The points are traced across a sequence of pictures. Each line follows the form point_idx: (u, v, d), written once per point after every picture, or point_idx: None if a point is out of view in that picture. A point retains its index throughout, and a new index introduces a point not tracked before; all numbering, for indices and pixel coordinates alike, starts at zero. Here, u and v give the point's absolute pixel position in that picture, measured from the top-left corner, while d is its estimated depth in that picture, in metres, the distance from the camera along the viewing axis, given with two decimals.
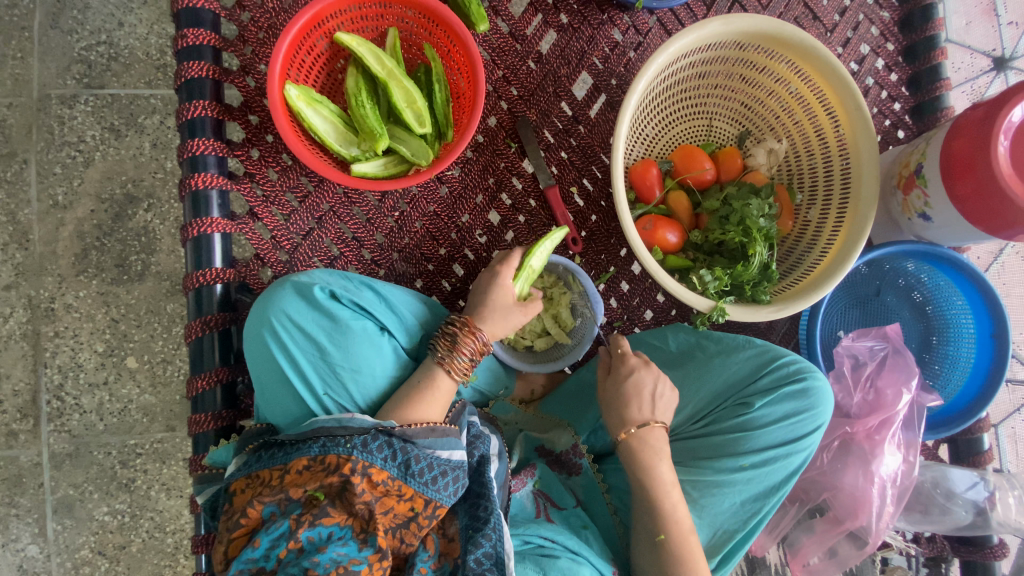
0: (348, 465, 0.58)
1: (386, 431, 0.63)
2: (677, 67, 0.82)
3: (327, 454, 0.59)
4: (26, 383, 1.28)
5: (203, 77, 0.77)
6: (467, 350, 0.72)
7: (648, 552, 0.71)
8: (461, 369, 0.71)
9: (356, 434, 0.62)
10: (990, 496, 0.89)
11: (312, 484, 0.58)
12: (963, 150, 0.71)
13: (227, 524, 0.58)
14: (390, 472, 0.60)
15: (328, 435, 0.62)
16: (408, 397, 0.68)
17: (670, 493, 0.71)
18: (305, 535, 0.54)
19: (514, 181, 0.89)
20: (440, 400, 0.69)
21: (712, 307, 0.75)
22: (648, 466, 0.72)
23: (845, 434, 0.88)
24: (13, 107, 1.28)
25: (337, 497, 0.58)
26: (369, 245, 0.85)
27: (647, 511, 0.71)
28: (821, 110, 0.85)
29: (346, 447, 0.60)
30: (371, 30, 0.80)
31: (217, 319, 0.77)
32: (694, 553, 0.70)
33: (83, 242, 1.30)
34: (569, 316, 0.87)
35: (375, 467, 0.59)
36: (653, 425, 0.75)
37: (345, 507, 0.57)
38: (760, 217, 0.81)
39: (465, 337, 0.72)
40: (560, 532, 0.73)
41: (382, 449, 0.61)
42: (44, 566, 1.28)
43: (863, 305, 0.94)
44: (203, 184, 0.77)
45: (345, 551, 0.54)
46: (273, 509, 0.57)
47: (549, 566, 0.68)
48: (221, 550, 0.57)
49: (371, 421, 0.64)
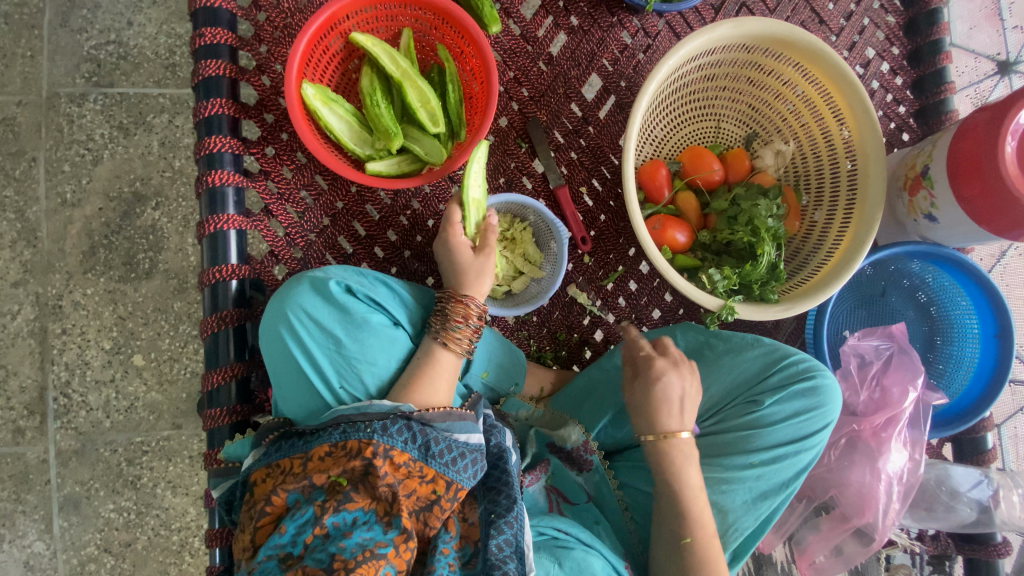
0: (369, 449, 0.59)
1: (404, 415, 0.64)
2: (686, 69, 0.84)
3: (348, 439, 0.61)
4: (33, 379, 1.28)
5: (220, 76, 0.78)
6: (461, 319, 0.72)
7: (669, 551, 0.72)
8: (458, 340, 0.71)
9: (375, 419, 0.63)
10: (993, 495, 0.90)
11: (335, 470, 0.59)
12: (969, 152, 0.73)
13: (251, 515, 0.59)
14: (411, 454, 0.61)
15: (348, 421, 0.63)
16: (416, 379, 0.69)
17: (694, 498, 0.72)
18: (330, 521, 0.55)
19: (524, 180, 0.91)
20: (444, 375, 0.70)
21: (721, 306, 0.77)
22: (676, 473, 0.73)
23: (852, 432, 0.89)
24: (22, 105, 1.28)
25: (360, 483, 0.59)
26: (382, 243, 0.86)
27: (672, 511, 0.72)
28: (828, 113, 0.86)
29: (366, 432, 0.61)
30: (385, 30, 0.81)
31: (232, 315, 0.78)
32: (714, 559, 0.71)
33: (91, 240, 1.30)
34: (535, 249, 0.88)
35: (396, 450, 0.61)
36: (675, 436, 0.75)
37: (368, 491, 0.58)
38: (768, 217, 0.83)
39: (455, 306, 0.72)
40: (573, 525, 0.74)
41: (403, 432, 0.62)
42: (50, 563, 1.28)
43: (869, 305, 0.95)
44: (219, 181, 0.78)
45: (370, 535, 0.55)
46: (298, 496, 0.59)
47: (563, 557, 0.69)
48: (247, 538, 0.58)
49: (389, 406, 0.65)
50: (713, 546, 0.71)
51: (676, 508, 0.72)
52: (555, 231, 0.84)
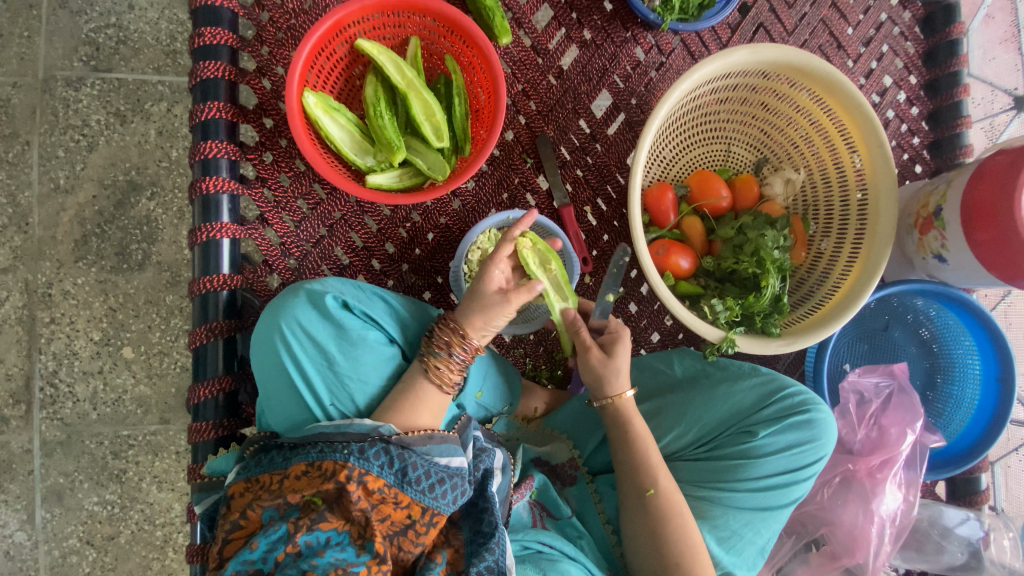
0: (344, 473, 0.58)
1: (384, 437, 0.62)
2: (698, 92, 0.81)
3: (324, 459, 0.59)
4: (20, 368, 1.26)
5: (218, 77, 0.75)
6: (444, 347, 0.69)
7: (637, 512, 0.74)
8: (440, 368, 0.68)
9: (353, 440, 0.61)
10: (984, 536, 0.89)
11: (309, 489, 0.58)
12: (984, 195, 0.71)
13: (223, 526, 0.59)
14: (386, 480, 0.60)
15: (326, 441, 0.61)
16: (399, 402, 0.67)
17: (653, 449, 0.76)
18: (303, 540, 0.55)
19: (527, 197, 0.89)
20: (429, 405, 0.68)
21: (721, 338, 0.75)
22: (631, 427, 0.76)
23: (847, 471, 0.88)
24: (17, 87, 1.25)
25: (335, 502, 0.58)
26: (379, 255, 0.84)
27: (630, 473, 0.75)
28: (840, 142, 0.84)
29: (343, 454, 0.59)
30: (392, 37, 0.79)
31: (222, 326, 0.75)
32: (681, 509, 0.73)
33: (84, 228, 1.27)
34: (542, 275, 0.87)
35: (371, 475, 0.59)
36: (623, 391, 0.77)
37: (343, 512, 0.57)
38: (775, 249, 0.81)
39: (442, 332, 0.69)
40: (557, 538, 0.75)
41: (380, 456, 0.60)
42: (31, 554, 1.27)
43: (871, 339, 0.94)
44: (214, 188, 0.75)
45: (343, 556, 0.55)
46: (272, 513, 0.58)
47: (549, 568, 0.71)
48: (216, 550, 0.58)
49: (370, 425, 0.64)
50: (678, 497, 0.74)
51: (640, 465, 0.74)
52: (568, 263, 0.85)
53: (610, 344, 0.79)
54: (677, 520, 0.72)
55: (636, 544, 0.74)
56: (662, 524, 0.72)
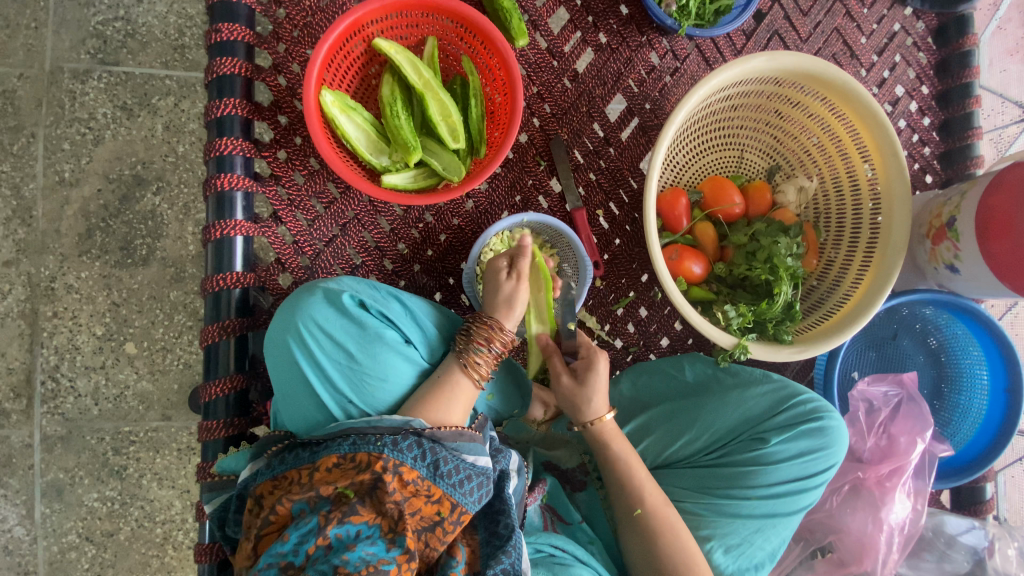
0: (379, 463, 0.58)
1: (416, 431, 0.63)
2: (714, 98, 0.81)
3: (358, 451, 0.59)
4: (21, 361, 1.25)
5: (234, 74, 0.75)
6: (483, 342, 0.70)
7: (629, 528, 0.75)
8: (478, 363, 0.70)
9: (386, 433, 0.62)
10: (989, 545, 0.89)
11: (343, 481, 0.57)
12: (1000, 207, 0.71)
13: (256, 522, 0.58)
14: (420, 472, 0.60)
15: (358, 434, 0.62)
16: (432, 396, 0.67)
17: (638, 467, 0.76)
18: (334, 532, 0.54)
19: (540, 199, 0.89)
20: (462, 399, 0.69)
21: (735, 344, 0.75)
22: (614, 448, 0.77)
23: (856, 479, 0.88)
24: (23, 78, 1.24)
25: (367, 495, 0.57)
26: (391, 256, 0.83)
27: (619, 488, 0.75)
28: (854, 150, 0.84)
29: (376, 446, 0.60)
30: (408, 37, 0.78)
31: (234, 325, 0.75)
32: (673, 525, 0.73)
33: (88, 222, 1.27)
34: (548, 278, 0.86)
35: (406, 466, 0.59)
36: (602, 414, 0.78)
37: (375, 505, 0.56)
38: (788, 257, 0.81)
39: (480, 328, 0.71)
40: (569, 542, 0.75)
41: (413, 449, 0.61)
42: (29, 550, 1.26)
43: (880, 347, 0.94)
44: (229, 185, 0.75)
45: (373, 551, 0.53)
46: (303, 506, 0.57)
47: (561, 571, 0.71)
48: (248, 547, 0.57)
49: (400, 420, 0.64)
50: (667, 511, 0.74)
51: (625, 484, 0.75)
52: (581, 266, 0.84)
53: (583, 369, 0.79)
54: (667, 535, 0.72)
55: (633, 556, 0.75)
56: (654, 540, 0.72)
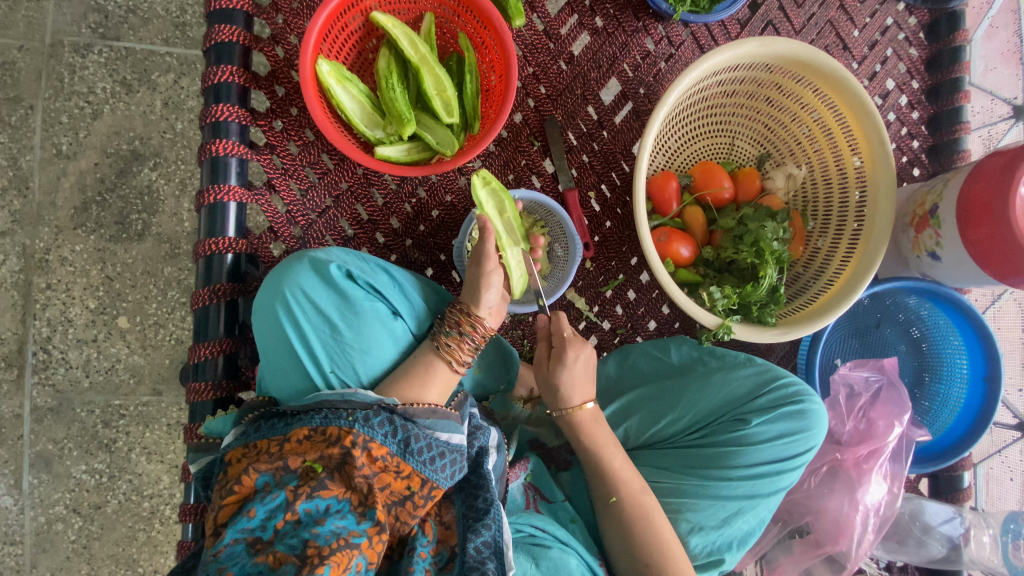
0: (349, 438, 0.59)
1: (389, 407, 0.64)
2: (707, 84, 0.83)
3: (328, 425, 0.60)
4: (13, 332, 1.26)
5: (233, 42, 0.76)
6: (454, 325, 0.71)
7: (606, 517, 0.76)
8: (450, 347, 0.70)
9: (358, 408, 0.62)
10: (964, 533, 0.92)
11: (311, 455, 0.59)
12: (980, 194, 0.73)
13: (220, 493, 0.59)
14: (390, 448, 0.61)
15: (330, 407, 0.62)
16: (407, 375, 0.69)
17: (615, 454, 0.77)
18: (303, 507, 0.55)
19: (533, 179, 0.90)
20: (437, 381, 0.69)
21: (719, 325, 0.76)
22: (592, 435, 0.77)
23: (834, 460, 0.90)
24: (24, 50, 1.24)
25: (336, 470, 0.58)
26: (383, 229, 0.84)
27: (596, 476, 0.76)
28: (842, 140, 0.86)
29: (348, 420, 0.60)
30: (406, 12, 0.79)
31: (225, 289, 0.76)
32: (648, 513, 0.74)
33: (84, 195, 1.27)
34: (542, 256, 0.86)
35: (375, 443, 0.60)
36: (584, 404, 0.78)
37: (344, 480, 0.58)
38: (774, 240, 0.82)
39: (451, 313, 0.72)
40: (550, 522, 0.76)
41: (384, 425, 0.62)
42: (16, 520, 1.26)
43: (863, 336, 0.96)
44: (223, 151, 0.76)
45: (344, 524, 0.55)
46: (268, 479, 0.58)
47: (540, 556, 0.71)
48: (212, 519, 0.58)
49: (375, 398, 0.64)
50: (642, 500, 0.74)
51: (602, 471, 0.76)
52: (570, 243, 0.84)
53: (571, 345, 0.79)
54: (643, 521, 0.73)
55: (610, 541, 0.76)
56: (629, 527, 0.73)
